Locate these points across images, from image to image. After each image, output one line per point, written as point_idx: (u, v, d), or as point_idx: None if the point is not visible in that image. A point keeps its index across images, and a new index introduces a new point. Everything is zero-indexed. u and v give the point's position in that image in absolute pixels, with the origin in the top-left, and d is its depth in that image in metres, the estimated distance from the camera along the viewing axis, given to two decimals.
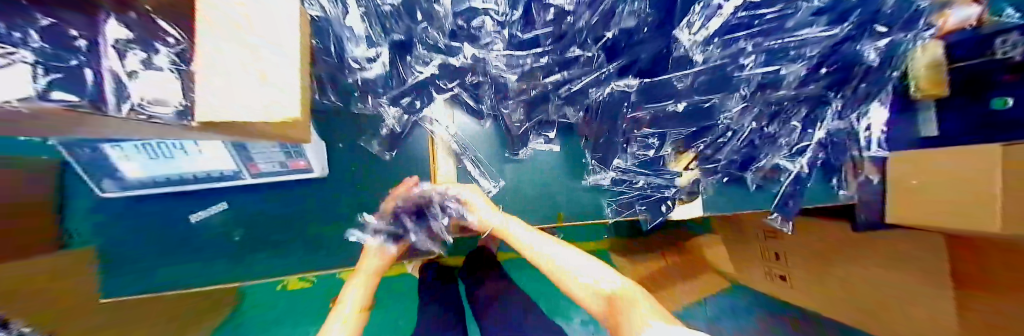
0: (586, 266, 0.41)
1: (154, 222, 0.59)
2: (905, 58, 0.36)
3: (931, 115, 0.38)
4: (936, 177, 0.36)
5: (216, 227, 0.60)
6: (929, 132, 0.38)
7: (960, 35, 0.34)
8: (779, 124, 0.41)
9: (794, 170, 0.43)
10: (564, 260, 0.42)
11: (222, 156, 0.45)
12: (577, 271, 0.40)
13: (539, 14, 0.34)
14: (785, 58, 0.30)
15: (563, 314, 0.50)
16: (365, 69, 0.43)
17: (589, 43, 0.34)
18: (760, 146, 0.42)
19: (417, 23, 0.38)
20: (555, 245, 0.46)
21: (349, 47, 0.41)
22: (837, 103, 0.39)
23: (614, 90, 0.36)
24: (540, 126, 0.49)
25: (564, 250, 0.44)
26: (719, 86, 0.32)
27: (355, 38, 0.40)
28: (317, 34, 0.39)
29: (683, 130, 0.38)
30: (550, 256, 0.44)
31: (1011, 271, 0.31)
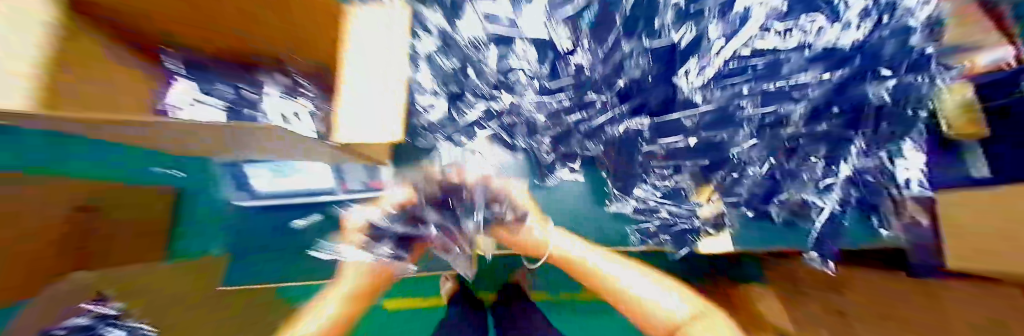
0: (646, 289, 0.53)
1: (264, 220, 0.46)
2: (933, 99, 0.40)
3: (979, 156, 0.41)
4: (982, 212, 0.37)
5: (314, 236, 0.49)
6: (981, 171, 0.40)
7: (995, 76, 0.38)
8: (799, 160, 0.42)
9: (824, 206, 0.45)
10: (641, 292, 0.53)
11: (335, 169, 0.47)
12: (654, 303, 0.51)
13: (562, 68, 0.40)
14: (787, 99, 0.34)
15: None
16: (428, 113, 0.54)
17: (603, 89, 0.39)
18: (782, 181, 0.44)
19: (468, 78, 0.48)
20: (613, 267, 0.57)
21: (416, 97, 0.52)
22: (859, 141, 0.41)
23: (629, 127, 0.41)
24: (565, 158, 0.55)
25: (636, 280, 0.55)
26: (721, 123, 0.37)
27: (421, 90, 0.51)
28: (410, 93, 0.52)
29: (696, 163, 0.42)
30: (615, 281, 0.55)
31: None
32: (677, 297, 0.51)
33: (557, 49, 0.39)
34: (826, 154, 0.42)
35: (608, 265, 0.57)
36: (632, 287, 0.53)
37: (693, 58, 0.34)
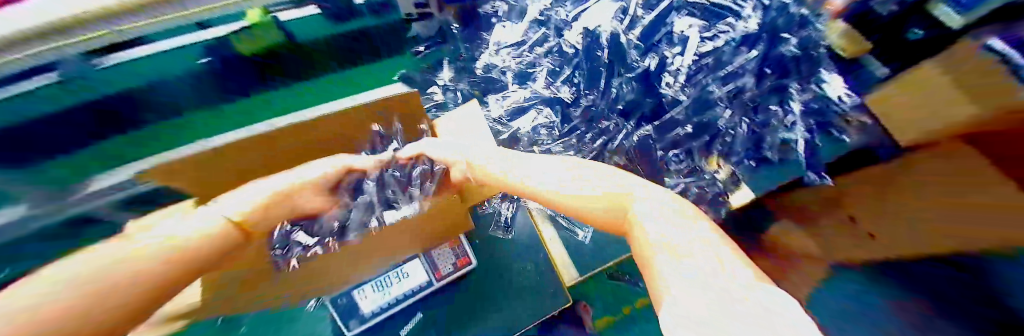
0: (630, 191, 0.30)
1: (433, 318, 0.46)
2: (817, 37, 0.52)
3: (874, 62, 0.49)
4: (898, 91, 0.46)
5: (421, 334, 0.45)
6: (881, 71, 0.48)
7: (853, 8, 0.49)
8: (763, 112, 0.56)
9: (799, 137, 0.55)
10: (578, 183, 0.32)
11: (419, 270, 0.44)
12: (596, 189, 0.31)
13: (572, 111, 0.51)
14: (735, 76, 0.45)
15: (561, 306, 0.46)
16: None
17: (609, 114, 0.49)
18: (761, 132, 0.57)
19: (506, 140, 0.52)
20: (583, 171, 0.33)
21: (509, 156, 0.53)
22: (794, 85, 0.54)
23: (638, 136, 0.49)
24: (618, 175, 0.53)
25: (579, 171, 0.34)
26: (704, 106, 0.47)
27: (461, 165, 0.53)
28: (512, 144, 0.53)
29: (698, 141, 0.49)
30: (554, 191, 0.33)
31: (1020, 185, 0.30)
32: (688, 216, 0.27)
33: (563, 102, 0.51)
34: (779, 102, 0.55)
35: (580, 171, 0.34)
36: (589, 188, 0.31)
37: (666, 72, 0.45)
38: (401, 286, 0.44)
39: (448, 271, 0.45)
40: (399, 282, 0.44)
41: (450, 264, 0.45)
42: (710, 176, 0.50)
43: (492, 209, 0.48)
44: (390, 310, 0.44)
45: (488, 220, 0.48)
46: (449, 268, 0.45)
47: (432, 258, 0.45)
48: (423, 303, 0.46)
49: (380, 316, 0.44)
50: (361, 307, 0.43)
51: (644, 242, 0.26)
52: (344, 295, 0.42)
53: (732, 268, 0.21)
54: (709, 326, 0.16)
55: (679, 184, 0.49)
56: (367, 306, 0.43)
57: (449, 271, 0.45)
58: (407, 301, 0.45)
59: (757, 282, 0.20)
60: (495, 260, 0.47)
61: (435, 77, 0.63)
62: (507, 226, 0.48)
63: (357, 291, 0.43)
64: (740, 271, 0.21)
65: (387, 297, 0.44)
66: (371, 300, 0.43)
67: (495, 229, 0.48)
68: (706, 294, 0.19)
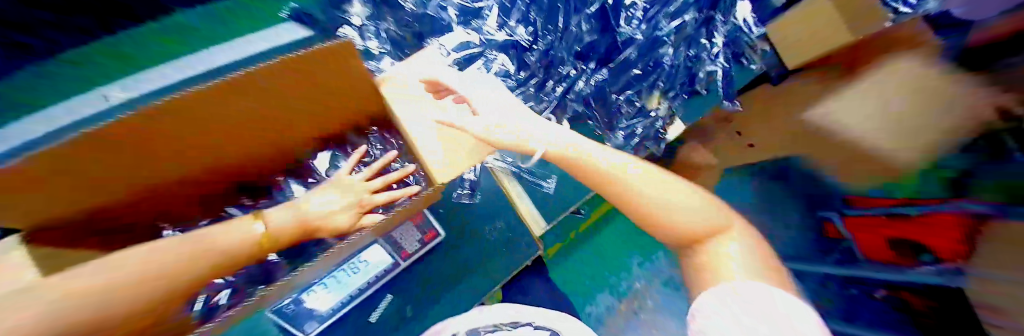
0: (625, 164, 0.31)
1: (406, 299, 0.41)
2: None
3: None
4: (805, 26, 0.52)
5: (396, 317, 0.40)
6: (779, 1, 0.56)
7: None
8: (695, 46, 0.55)
9: (718, 69, 0.57)
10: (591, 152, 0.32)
11: (380, 255, 0.38)
12: (604, 162, 0.31)
13: (528, 57, 0.45)
14: (681, 12, 0.46)
15: (521, 257, 0.46)
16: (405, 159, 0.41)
17: (569, 58, 0.45)
18: (692, 66, 0.56)
19: None
20: (567, 141, 0.32)
21: None
22: (719, 17, 0.55)
23: (596, 80, 0.47)
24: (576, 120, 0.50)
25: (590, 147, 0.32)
26: (654, 45, 0.47)
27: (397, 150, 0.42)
28: None
29: (647, 81, 0.50)
30: (573, 156, 0.31)
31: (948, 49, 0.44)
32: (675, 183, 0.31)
33: (520, 47, 0.45)
34: (706, 35, 0.55)
35: (586, 146, 0.32)
36: (617, 165, 0.31)
37: (623, 10, 0.44)
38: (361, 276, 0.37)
39: (412, 247, 0.40)
40: (357, 273, 0.37)
41: (411, 239, 0.40)
42: (654, 114, 0.53)
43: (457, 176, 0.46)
44: (351, 303, 0.38)
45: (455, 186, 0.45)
46: (414, 243, 0.40)
47: (394, 239, 0.38)
48: (391, 287, 0.41)
49: (341, 311, 0.38)
50: (314, 309, 0.36)
51: (647, 209, 0.30)
52: (289, 302, 0.34)
53: (733, 267, 0.28)
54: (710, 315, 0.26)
55: (629, 125, 0.52)
56: (323, 305, 0.36)
57: (411, 245, 0.40)
58: (371, 289, 0.39)
59: (746, 282, 0.27)
60: (464, 226, 0.44)
61: (342, 13, 0.48)
62: (473, 191, 0.46)
63: (307, 294, 0.35)
64: (739, 264, 0.28)
65: (345, 290, 0.37)
66: (326, 300, 0.36)
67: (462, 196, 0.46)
68: (719, 302, 0.26)
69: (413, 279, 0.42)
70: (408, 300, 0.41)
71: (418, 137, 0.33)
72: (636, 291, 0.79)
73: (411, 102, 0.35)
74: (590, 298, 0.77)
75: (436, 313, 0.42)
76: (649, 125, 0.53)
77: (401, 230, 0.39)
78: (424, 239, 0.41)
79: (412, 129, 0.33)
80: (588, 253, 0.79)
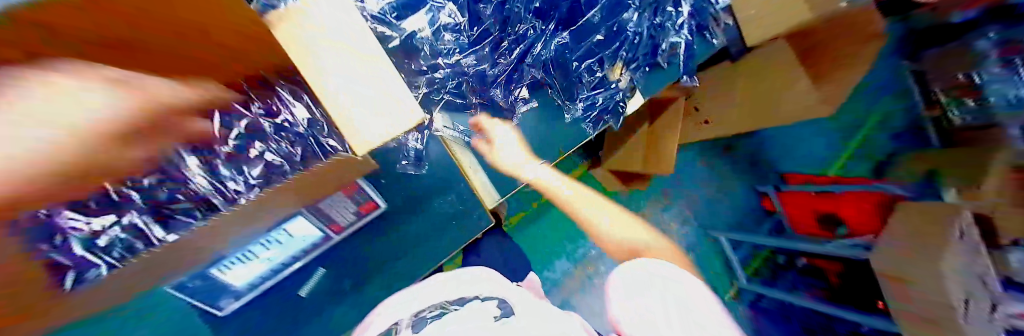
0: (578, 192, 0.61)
1: (348, 270, 0.39)
2: None
3: None
4: (765, 9, 0.52)
5: (331, 289, 0.39)
6: None
7: None
8: (661, 14, 0.50)
9: (682, 41, 0.54)
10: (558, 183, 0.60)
11: (306, 228, 0.33)
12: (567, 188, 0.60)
13: (480, 10, 0.39)
14: None
15: (469, 227, 0.47)
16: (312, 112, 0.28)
17: (527, 17, 0.41)
18: (657, 35, 0.52)
19: (400, 60, 0.38)
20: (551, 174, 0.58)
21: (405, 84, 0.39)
22: None
23: (557, 45, 0.44)
24: (534, 89, 0.47)
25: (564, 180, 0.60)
26: (617, 8, 0.44)
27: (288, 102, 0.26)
28: (405, 55, 0.38)
29: (609, 49, 0.47)
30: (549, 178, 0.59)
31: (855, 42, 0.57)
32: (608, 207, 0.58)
33: None
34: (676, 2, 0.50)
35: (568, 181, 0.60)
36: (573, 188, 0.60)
37: None
38: (282, 249, 0.32)
39: (345, 216, 0.36)
40: (278, 247, 0.32)
41: (340, 208, 0.34)
42: (614, 87, 0.51)
43: (397, 142, 0.38)
44: (276, 277, 0.35)
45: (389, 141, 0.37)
46: (347, 212, 0.35)
47: (321, 210, 0.32)
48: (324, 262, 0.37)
49: (263, 283, 0.34)
50: (229, 285, 0.31)
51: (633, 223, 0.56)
52: (184, 283, 0.28)
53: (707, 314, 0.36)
54: (633, 274, 0.40)
55: (588, 95, 0.50)
56: (237, 280, 0.31)
57: (341, 213, 0.35)
58: (297, 261, 0.35)
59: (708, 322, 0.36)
60: (409, 198, 0.41)
61: None
62: (419, 161, 0.41)
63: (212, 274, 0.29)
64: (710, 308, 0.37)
65: (265, 264, 0.33)
66: (239, 276, 0.31)
67: (406, 167, 0.40)
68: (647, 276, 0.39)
69: (349, 252, 0.39)
70: (343, 271, 0.39)
71: (350, 101, 0.27)
72: (589, 258, 0.82)
73: (345, 56, 0.26)
74: (546, 264, 0.81)
75: (381, 286, 0.42)
76: (609, 97, 0.52)
77: (331, 203, 0.33)
78: (357, 206, 0.36)
79: (336, 90, 0.27)
80: (549, 222, 0.81)
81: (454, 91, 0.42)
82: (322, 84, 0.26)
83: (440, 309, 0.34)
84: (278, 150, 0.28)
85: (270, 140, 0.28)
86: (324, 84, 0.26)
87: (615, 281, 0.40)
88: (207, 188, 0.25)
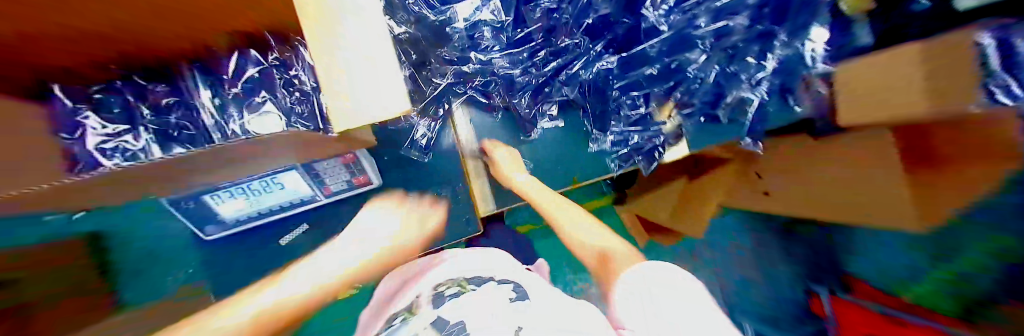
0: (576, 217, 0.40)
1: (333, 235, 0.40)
2: None
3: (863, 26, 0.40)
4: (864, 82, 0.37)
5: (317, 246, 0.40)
6: None
7: None
8: (736, 62, 0.44)
9: (757, 99, 0.45)
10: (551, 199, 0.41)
11: (297, 184, 0.32)
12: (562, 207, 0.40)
13: (528, 14, 0.37)
14: (729, 14, 0.36)
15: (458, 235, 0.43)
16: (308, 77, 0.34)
17: (575, 32, 0.37)
18: (727, 83, 0.46)
19: (434, 46, 0.37)
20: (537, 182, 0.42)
21: (432, 71, 0.38)
22: (781, 36, 0.42)
23: (600, 69, 0.39)
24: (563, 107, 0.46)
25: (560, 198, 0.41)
26: (681, 45, 0.38)
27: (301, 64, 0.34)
28: (441, 42, 0.37)
29: (663, 86, 0.42)
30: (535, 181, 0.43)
31: (964, 149, 0.33)
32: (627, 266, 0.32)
33: None
34: (758, 55, 0.44)
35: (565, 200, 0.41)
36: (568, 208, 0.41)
37: None
38: (274, 196, 0.33)
39: (341, 182, 0.36)
40: (267, 194, 0.32)
41: (336, 172, 0.34)
42: (657, 128, 0.46)
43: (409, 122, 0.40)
44: (259, 219, 0.36)
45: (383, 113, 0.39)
46: (344, 179, 0.36)
47: (314, 170, 0.32)
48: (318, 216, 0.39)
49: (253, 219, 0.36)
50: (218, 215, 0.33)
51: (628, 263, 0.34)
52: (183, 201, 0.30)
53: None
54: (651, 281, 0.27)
55: (621, 132, 0.45)
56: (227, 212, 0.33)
57: (337, 178, 0.35)
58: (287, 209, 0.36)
59: None
60: (405, 182, 0.41)
61: None
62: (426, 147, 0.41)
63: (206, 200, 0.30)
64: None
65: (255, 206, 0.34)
66: (230, 209, 0.32)
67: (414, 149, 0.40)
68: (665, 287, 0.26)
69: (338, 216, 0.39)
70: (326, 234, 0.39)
71: (345, 65, 0.22)
72: None
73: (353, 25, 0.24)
74: None
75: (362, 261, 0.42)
76: (649, 138, 0.47)
77: (327, 167, 0.33)
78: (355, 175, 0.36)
79: (338, 52, 0.22)
80: None
81: (479, 89, 0.41)
82: (332, 40, 0.22)
83: (457, 286, 0.27)
84: (279, 101, 0.34)
85: (276, 91, 0.34)
86: (336, 43, 0.22)
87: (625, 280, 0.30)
88: (212, 122, 0.34)
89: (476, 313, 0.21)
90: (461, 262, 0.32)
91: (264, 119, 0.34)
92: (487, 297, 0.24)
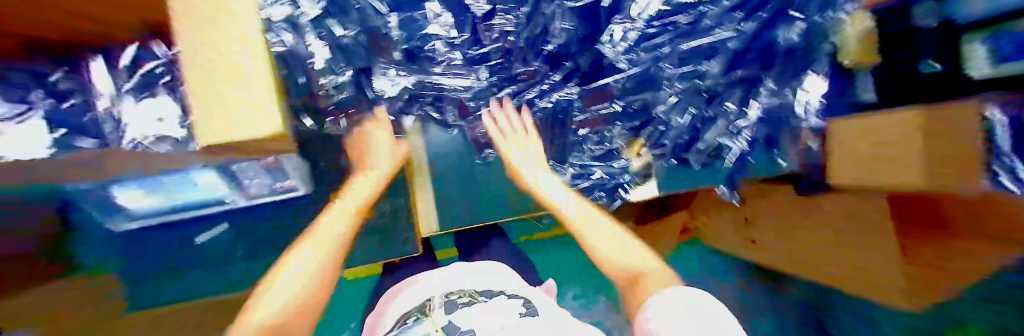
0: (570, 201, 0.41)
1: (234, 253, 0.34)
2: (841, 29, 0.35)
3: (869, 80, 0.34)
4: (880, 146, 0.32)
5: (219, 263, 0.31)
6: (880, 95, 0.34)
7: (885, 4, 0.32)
8: (713, 107, 0.39)
9: (737, 148, 0.39)
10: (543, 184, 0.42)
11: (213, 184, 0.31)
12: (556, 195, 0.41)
13: (487, 33, 0.38)
14: (700, 57, 0.36)
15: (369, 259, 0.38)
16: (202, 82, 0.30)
17: (531, 58, 0.39)
18: (700, 129, 0.40)
19: (388, 54, 0.37)
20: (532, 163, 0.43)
21: (381, 82, 0.38)
22: (768, 83, 0.38)
23: (560, 98, 0.40)
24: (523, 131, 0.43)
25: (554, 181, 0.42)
26: (645, 85, 0.38)
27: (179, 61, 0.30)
28: (392, 51, 0.37)
29: (627, 122, 0.40)
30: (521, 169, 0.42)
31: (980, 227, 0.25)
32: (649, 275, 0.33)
33: (474, 13, 0.37)
34: (740, 100, 0.38)
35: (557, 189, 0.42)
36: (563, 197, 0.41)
37: (615, 19, 0.37)
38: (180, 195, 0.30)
39: (258, 191, 0.33)
40: (173, 192, 0.30)
41: (258, 179, 0.33)
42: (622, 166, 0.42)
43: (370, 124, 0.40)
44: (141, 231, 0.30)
45: (320, 114, 0.37)
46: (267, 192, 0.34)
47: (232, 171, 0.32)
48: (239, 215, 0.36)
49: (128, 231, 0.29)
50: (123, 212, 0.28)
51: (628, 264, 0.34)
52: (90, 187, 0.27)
53: None
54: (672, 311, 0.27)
55: (582, 164, 0.43)
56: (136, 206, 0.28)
57: (254, 184, 0.33)
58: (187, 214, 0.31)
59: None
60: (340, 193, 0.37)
61: None
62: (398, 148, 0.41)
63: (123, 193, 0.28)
64: None
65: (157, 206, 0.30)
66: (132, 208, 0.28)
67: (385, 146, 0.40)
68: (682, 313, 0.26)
69: None
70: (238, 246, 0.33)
71: (253, 78, 0.29)
72: None
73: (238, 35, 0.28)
74: None
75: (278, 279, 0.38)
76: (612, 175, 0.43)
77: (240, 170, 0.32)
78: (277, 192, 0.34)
79: (245, 65, 0.28)
80: None
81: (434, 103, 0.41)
82: (247, 52, 0.29)
83: (469, 296, 0.29)
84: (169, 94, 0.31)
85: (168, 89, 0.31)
86: (249, 54, 0.29)
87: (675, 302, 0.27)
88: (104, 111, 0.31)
89: (487, 328, 0.24)
90: (461, 280, 0.32)
91: (155, 106, 0.31)
92: (496, 313, 0.26)
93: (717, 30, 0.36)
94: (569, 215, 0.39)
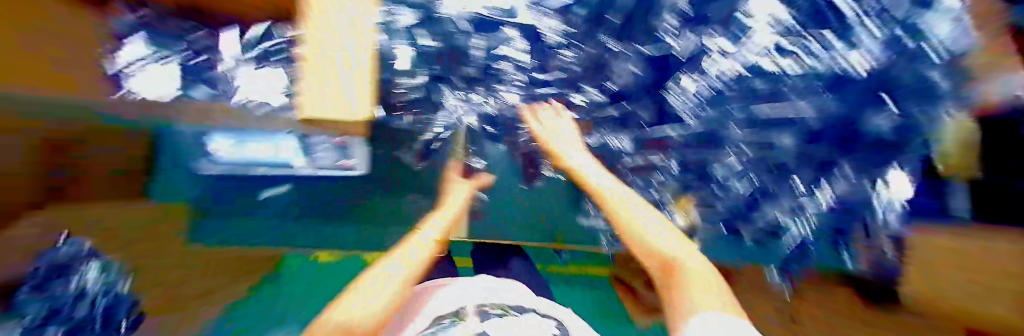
0: (627, 199, 0.33)
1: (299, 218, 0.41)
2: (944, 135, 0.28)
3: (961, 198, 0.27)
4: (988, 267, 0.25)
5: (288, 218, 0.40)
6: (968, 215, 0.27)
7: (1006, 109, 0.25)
8: (779, 180, 0.35)
9: (800, 234, 0.35)
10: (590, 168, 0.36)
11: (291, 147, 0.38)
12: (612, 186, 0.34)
13: (555, 61, 0.40)
14: (775, 127, 0.35)
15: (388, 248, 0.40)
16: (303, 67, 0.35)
17: (591, 92, 0.41)
18: (759, 200, 0.36)
19: (463, 67, 0.40)
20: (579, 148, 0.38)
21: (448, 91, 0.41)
22: (847, 169, 0.33)
23: (610, 143, 0.41)
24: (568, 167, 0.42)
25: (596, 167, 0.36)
26: (706, 143, 0.37)
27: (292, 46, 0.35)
28: (466, 65, 0.40)
29: (678, 174, 0.39)
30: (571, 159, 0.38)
31: None
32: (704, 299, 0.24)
33: (547, 43, 0.40)
34: (811, 181, 0.34)
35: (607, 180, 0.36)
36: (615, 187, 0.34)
37: (684, 70, 0.37)
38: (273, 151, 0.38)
39: (330, 164, 0.40)
40: (269, 145, 0.38)
41: (328, 152, 0.39)
42: None
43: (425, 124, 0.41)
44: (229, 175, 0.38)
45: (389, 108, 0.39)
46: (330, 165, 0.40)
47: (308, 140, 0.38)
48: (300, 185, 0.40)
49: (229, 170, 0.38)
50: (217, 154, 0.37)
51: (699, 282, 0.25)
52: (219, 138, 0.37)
53: None
54: None
55: None
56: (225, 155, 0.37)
57: (323, 156, 0.39)
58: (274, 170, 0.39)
59: None
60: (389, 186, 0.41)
61: None
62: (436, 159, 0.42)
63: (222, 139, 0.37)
64: None
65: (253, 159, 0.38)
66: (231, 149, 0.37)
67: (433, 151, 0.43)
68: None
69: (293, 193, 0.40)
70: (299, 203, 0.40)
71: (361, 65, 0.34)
72: None
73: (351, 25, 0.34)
74: None
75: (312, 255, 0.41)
76: None
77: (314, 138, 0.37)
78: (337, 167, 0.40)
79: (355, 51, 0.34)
80: None
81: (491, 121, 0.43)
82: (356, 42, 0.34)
83: (501, 308, 0.25)
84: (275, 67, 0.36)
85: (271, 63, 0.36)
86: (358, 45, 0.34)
87: (715, 323, 0.18)
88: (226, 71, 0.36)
89: None
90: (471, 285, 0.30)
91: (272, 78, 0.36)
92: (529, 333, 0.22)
93: (799, 103, 0.34)
94: (624, 213, 0.31)
